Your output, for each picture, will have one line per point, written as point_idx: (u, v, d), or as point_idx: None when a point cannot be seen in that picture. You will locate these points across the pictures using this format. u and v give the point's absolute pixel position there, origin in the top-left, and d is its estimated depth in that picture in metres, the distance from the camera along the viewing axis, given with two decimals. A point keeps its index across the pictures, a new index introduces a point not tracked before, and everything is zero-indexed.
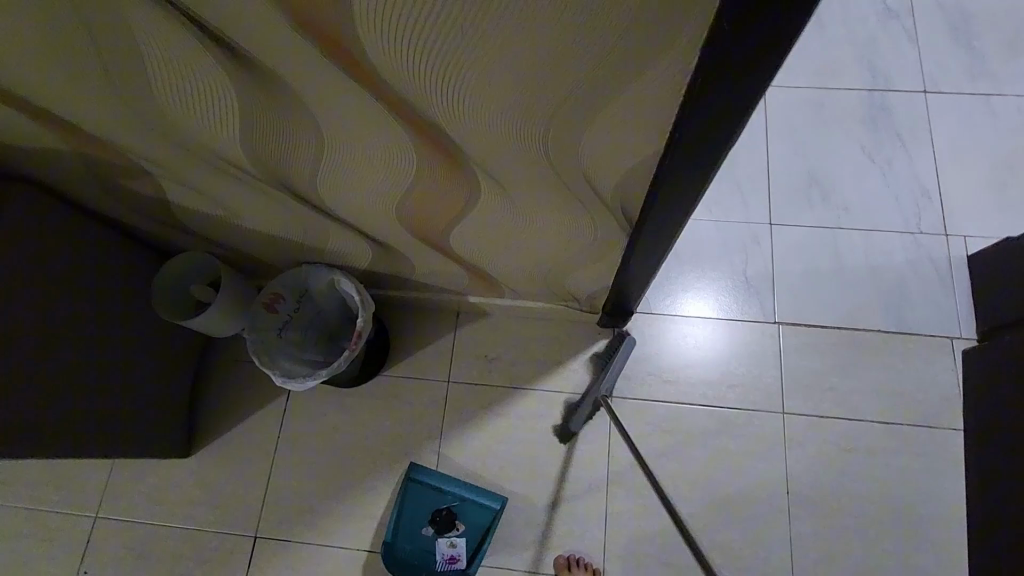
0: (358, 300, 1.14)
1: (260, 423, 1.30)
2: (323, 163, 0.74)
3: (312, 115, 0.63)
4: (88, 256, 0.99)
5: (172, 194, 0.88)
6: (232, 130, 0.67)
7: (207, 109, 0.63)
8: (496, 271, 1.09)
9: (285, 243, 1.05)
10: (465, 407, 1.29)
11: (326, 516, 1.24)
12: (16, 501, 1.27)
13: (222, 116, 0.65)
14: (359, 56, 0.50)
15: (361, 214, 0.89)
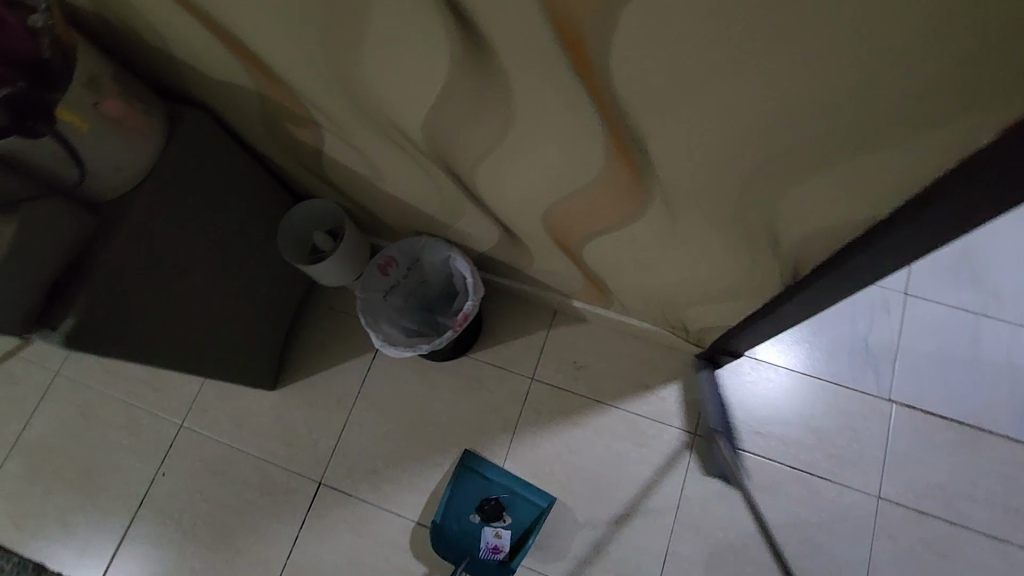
0: (468, 282, 1.13)
1: (344, 374, 1.33)
2: (495, 151, 0.72)
3: (511, 105, 0.61)
4: (236, 187, 1.02)
5: (329, 147, 0.89)
6: (423, 103, 0.66)
7: (409, 79, 0.63)
8: (616, 285, 1.05)
9: (415, 212, 1.05)
10: (543, 408, 1.27)
11: (388, 480, 1.25)
12: (117, 393, 1.37)
13: (419, 89, 0.64)
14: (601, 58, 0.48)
15: (509, 204, 0.87)
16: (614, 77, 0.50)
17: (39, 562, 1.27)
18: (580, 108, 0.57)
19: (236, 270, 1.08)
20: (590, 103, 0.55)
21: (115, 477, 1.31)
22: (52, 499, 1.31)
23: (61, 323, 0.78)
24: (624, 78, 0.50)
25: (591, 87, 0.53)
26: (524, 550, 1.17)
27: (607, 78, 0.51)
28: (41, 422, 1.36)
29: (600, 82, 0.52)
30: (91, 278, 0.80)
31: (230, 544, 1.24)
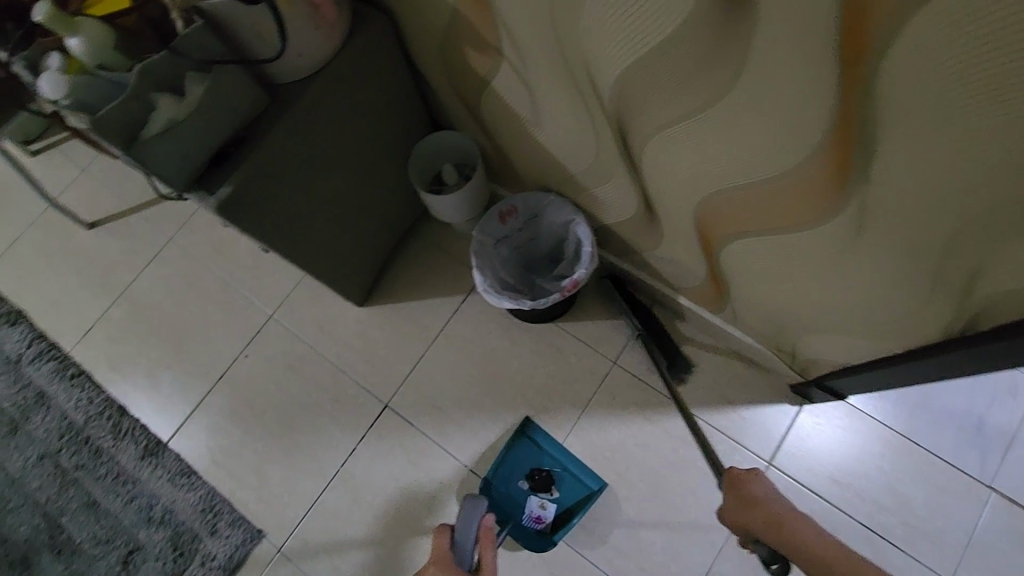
0: (584, 251, 1.11)
1: (432, 309, 1.34)
2: (687, 118, 0.69)
3: (739, 69, 0.58)
4: (391, 101, 1.03)
5: (498, 78, 0.88)
6: (635, 53, 0.64)
7: (633, 22, 0.61)
8: (741, 292, 1.00)
9: (554, 166, 1.02)
10: (619, 394, 1.25)
11: (451, 420, 1.27)
12: (220, 270, 1.43)
13: (639, 36, 0.62)
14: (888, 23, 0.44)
15: (667, 179, 0.83)
16: (893, 51, 0.46)
17: (122, 404, 1.35)
18: (822, 84, 0.53)
19: (369, 182, 1.10)
20: (836, 80, 0.52)
21: (202, 347, 1.38)
22: (144, 352, 1.40)
23: (218, 191, 0.82)
24: (904, 54, 0.46)
25: (852, 62, 0.49)
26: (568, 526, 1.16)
27: (882, 51, 0.47)
28: (149, 279, 1.45)
29: (870, 56, 0.48)
30: (252, 154, 0.83)
31: (292, 438, 1.30)
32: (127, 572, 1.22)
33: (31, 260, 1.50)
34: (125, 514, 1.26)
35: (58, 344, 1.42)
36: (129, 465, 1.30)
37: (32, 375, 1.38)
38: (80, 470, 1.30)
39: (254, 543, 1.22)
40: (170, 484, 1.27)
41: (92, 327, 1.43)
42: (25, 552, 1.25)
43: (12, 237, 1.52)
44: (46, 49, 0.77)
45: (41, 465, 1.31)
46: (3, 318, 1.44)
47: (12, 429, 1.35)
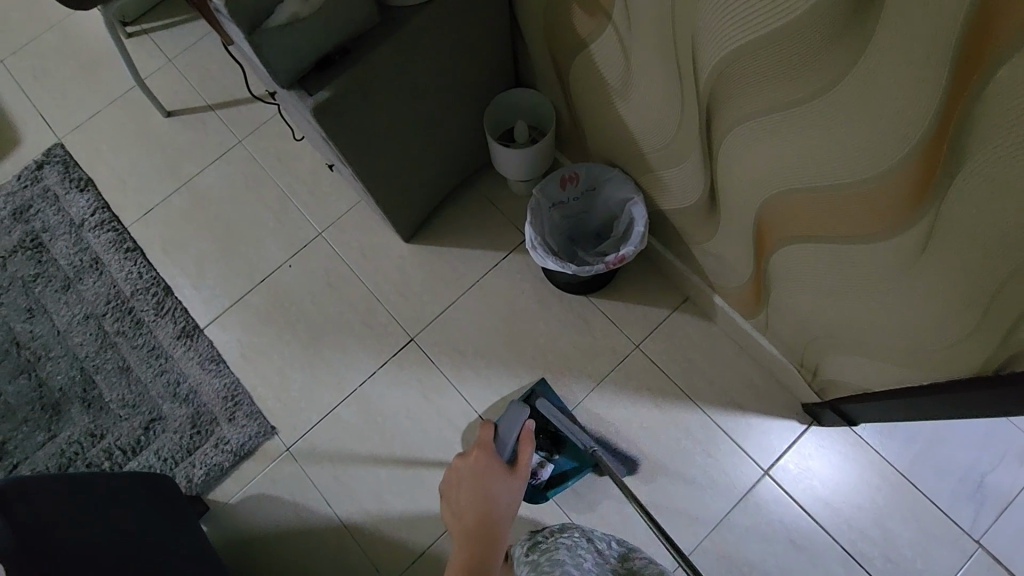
0: (635, 230, 1.13)
1: (474, 258, 1.38)
2: (783, 109, 0.71)
3: (854, 64, 0.60)
4: (487, 47, 1.06)
5: (598, 42, 0.90)
6: (746, 37, 0.67)
7: (754, 6, 0.64)
8: (781, 298, 1.02)
9: (627, 141, 1.05)
10: (637, 377, 1.28)
11: (471, 367, 1.31)
12: (280, 180, 1.48)
13: (756, 20, 0.65)
14: (1007, 44, 0.47)
15: (741, 170, 0.85)
16: (1006, 71, 0.49)
17: (168, 285, 1.42)
18: (932, 91, 0.55)
19: (446, 121, 1.13)
20: (946, 89, 0.54)
21: (249, 248, 1.44)
22: (194, 241, 1.45)
23: (316, 94, 0.86)
24: (1015, 75, 0.48)
25: (968, 73, 0.51)
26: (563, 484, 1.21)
27: (996, 68, 0.49)
28: (212, 175, 1.51)
29: (984, 72, 0.50)
30: (355, 65, 0.87)
31: (317, 350, 1.35)
32: (146, 437, 1.30)
33: (107, 135, 1.57)
34: (154, 386, 1.34)
35: (119, 217, 1.49)
36: (165, 342, 1.37)
37: (92, 241, 1.46)
38: (120, 336, 1.38)
39: (266, 437, 1.28)
40: (199, 368, 1.34)
41: (153, 209, 1.49)
42: (58, 399, 1.34)
43: (94, 110, 1.59)
44: None
45: (85, 324, 1.39)
46: (74, 183, 1.51)
47: (66, 285, 1.43)
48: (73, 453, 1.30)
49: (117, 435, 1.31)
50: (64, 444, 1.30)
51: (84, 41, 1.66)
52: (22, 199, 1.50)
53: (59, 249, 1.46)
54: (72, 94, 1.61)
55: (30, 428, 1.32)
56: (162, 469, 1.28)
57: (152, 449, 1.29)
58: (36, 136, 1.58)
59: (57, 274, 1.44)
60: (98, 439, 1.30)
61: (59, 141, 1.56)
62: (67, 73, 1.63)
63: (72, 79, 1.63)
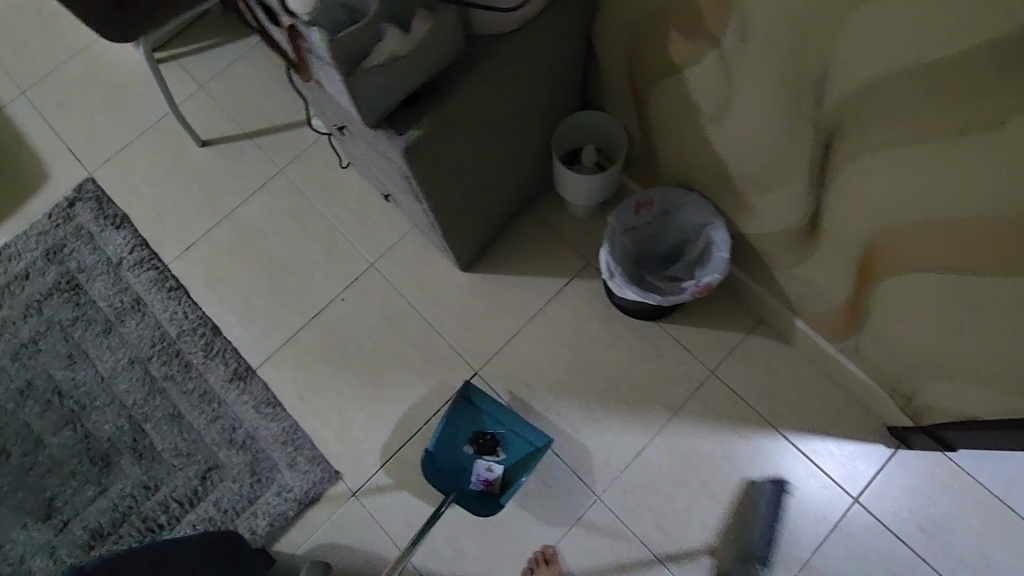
0: (718, 255, 1.08)
1: (535, 286, 1.33)
2: (926, 140, 0.67)
3: None
4: (563, 74, 1.01)
5: (697, 68, 0.85)
6: (897, 65, 0.63)
7: (917, 34, 0.59)
8: (882, 326, 0.98)
9: (712, 167, 1.00)
10: (714, 405, 1.24)
11: (541, 400, 1.26)
12: (325, 210, 1.43)
13: (916, 49, 0.60)
14: None
15: (858, 199, 0.80)
16: None
17: (216, 325, 1.36)
18: None
19: (516, 150, 1.08)
20: None
21: (299, 283, 1.38)
22: (241, 276, 1.39)
23: (406, 133, 0.81)
24: None
25: None
26: (514, 487, 1.17)
27: None
28: (254, 207, 1.45)
29: None
30: (443, 102, 0.82)
31: (377, 389, 1.29)
32: (204, 488, 1.24)
33: (140, 168, 1.50)
34: (208, 433, 1.28)
35: (159, 254, 1.42)
36: (217, 386, 1.31)
37: (132, 280, 1.40)
38: (169, 381, 1.32)
39: (330, 483, 1.23)
40: (255, 412, 1.28)
41: (194, 244, 1.43)
42: (107, 450, 1.28)
43: (125, 141, 1.52)
44: None
45: (130, 370, 1.33)
46: (109, 220, 1.44)
47: (107, 329, 1.36)
48: (127, 507, 1.24)
49: (173, 486, 1.25)
50: (117, 498, 1.24)
51: (108, 69, 1.59)
52: (54, 238, 1.43)
53: (97, 290, 1.39)
54: (100, 125, 1.54)
55: (80, 482, 1.26)
56: (223, 521, 1.22)
57: (210, 499, 1.23)
58: (65, 172, 1.50)
59: (97, 317, 1.37)
60: (153, 491, 1.24)
61: (90, 176, 1.49)
62: (94, 103, 1.56)
63: (99, 109, 1.55)
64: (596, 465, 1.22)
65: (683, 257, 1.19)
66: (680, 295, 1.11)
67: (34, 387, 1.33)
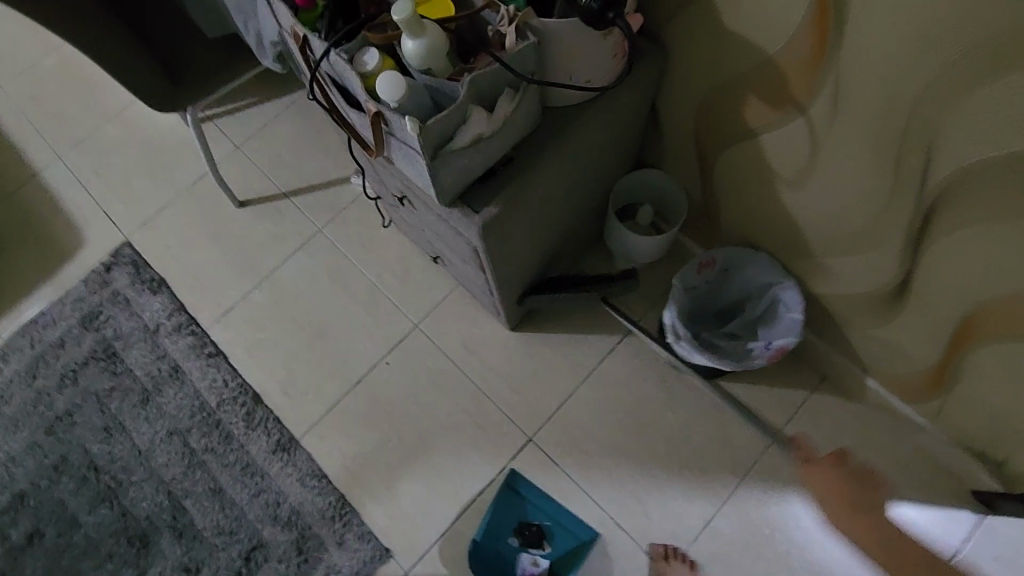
0: (788, 317, 1.04)
1: (588, 344, 1.29)
2: None
3: None
4: (626, 136, 0.99)
5: (777, 133, 0.83)
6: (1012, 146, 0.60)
7: None
8: (974, 391, 0.93)
9: (785, 226, 0.97)
10: (783, 468, 1.18)
11: (599, 467, 1.21)
12: (366, 269, 1.39)
13: None
14: None
15: (959, 269, 0.77)
16: None
17: (256, 392, 1.31)
18: None
19: (576, 211, 1.05)
20: None
21: (341, 346, 1.34)
22: (281, 340, 1.35)
23: (482, 210, 0.78)
24: None
25: None
26: None
27: None
28: (293, 267, 1.41)
29: None
30: (518, 177, 0.80)
31: (426, 457, 1.24)
32: (248, 569, 1.18)
33: (176, 230, 1.48)
34: (251, 508, 1.22)
35: (197, 318, 1.39)
36: (259, 457, 1.25)
37: (169, 347, 1.36)
38: (209, 453, 1.27)
39: (381, 561, 1.17)
40: (300, 485, 1.23)
41: (232, 307, 1.39)
42: (146, 529, 1.22)
43: (162, 203, 1.51)
44: (365, 43, 0.68)
45: (169, 442, 1.28)
46: (146, 285, 1.42)
47: (144, 398, 1.32)
48: None
49: (215, 567, 1.18)
50: None
51: (143, 131, 1.58)
52: (90, 305, 1.40)
53: (134, 358, 1.36)
54: (136, 188, 1.53)
55: (118, 564, 1.20)
56: None
57: None
58: (101, 236, 1.48)
59: (134, 387, 1.33)
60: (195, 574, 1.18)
61: (126, 240, 1.47)
62: (130, 166, 1.55)
63: (135, 172, 1.54)
64: (662, 537, 1.16)
65: (740, 314, 1.14)
66: (747, 357, 1.07)
67: (69, 463, 1.28)
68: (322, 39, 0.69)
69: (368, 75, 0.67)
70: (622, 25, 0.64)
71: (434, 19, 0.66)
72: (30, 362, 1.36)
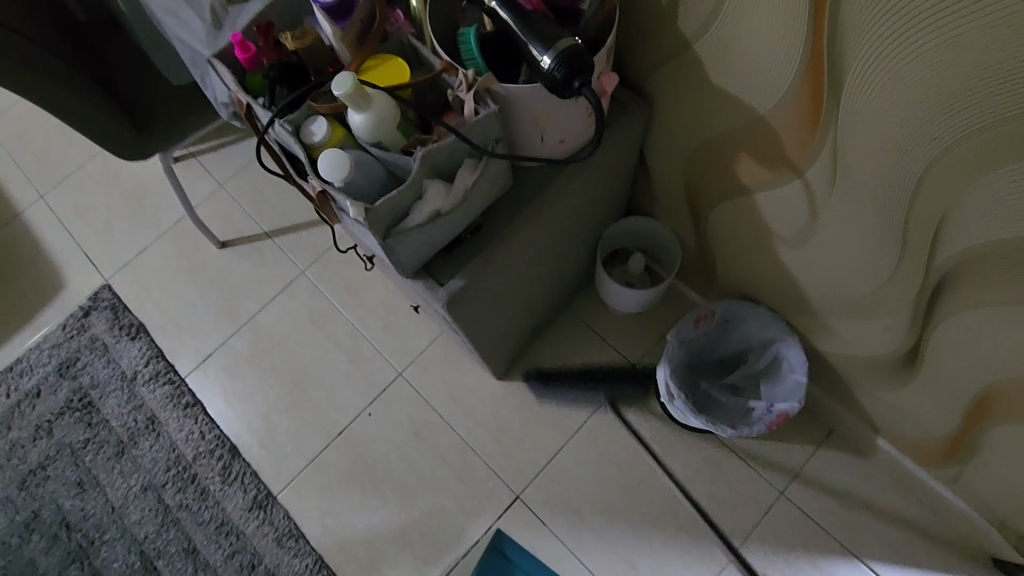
0: (794, 377, 0.97)
1: (579, 395, 1.21)
2: None
3: None
4: (612, 187, 0.92)
5: (772, 193, 0.76)
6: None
7: None
8: (996, 465, 0.84)
9: (785, 284, 0.90)
10: (788, 533, 1.09)
11: (590, 529, 1.14)
12: (349, 313, 1.34)
13: None
14: None
15: (975, 346, 0.69)
16: None
17: (234, 445, 1.26)
18: None
19: (562, 264, 0.99)
20: None
21: (321, 397, 1.28)
22: (260, 389, 1.30)
23: (448, 283, 0.72)
24: None
25: None
26: None
27: None
28: (273, 312, 1.36)
29: None
30: (488, 246, 0.73)
31: (407, 517, 1.18)
32: None
33: (156, 272, 1.43)
34: (225, 570, 1.17)
35: (175, 366, 1.34)
36: (235, 515, 1.21)
37: (146, 397, 1.31)
38: (184, 510, 1.23)
39: None
40: (276, 546, 1.18)
41: (211, 354, 1.35)
42: None
43: (142, 244, 1.46)
44: (313, 112, 0.63)
45: (143, 497, 1.24)
46: (124, 330, 1.37)
47: (120, 451, 1.28)
48: None
49: None
50: None
51: (125, 169, 1.54)
52: (67, 352, 1.36)
53: (110, 408, 1.31)
54: (117, 228, 1.49)
55: None
56: None
57: None
58: (81, 279, 1.44)
59: (109, 439, 1.29)
60: None
61: (106, 283, 1.43)
62: (110, 205, 1.51)
63: (116, 211, 1.50)
64: None
65: (741, 365, 1.07)
66: (746, 418, 0.99)
67: (41, 520, 1.24)
68: (268, 108, 0.64)
69: (314, 146, 0.62)
70: (589, 94, 0.58)
71: (382, 88, 0.61)
72: (5, 412, 1.32)
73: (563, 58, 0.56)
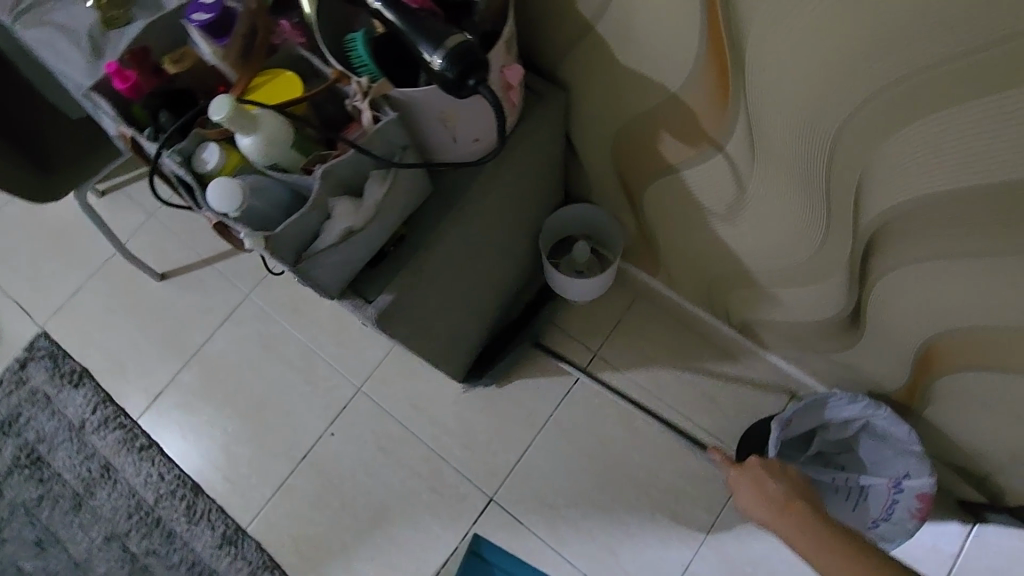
0: (896, 447, 0.93)
1: (543, 389, 1.20)
2: (979, 255, 0.57)
3: None
4: (544, 179, 0.90)
5: (698, 170, 0.74)
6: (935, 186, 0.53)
7: (953, 160, 0.50)
8: (945, 412, 0.86)
9: (727, 259, 0.89)
10: None
11: (567, 521, 1.13)
12: (301, 333, 1.30)
13: (953, 176, 0.51)
14: None
15: (909, 301, 0.70)
16: None
17: (196, 482, 1.22)
18: None
19: (505, 261, 0.96)
20: None
21: (281, 422, 1.24)
22: (216, 422, 1.26)
23: (377, 299, 0.69)
24: None
25: None
26: None
27: None
28: (222, 341, 1.31)
29: None
30: (415, 256, 0.71)
31: (382, 534, 1.16)
32: None
33: (94, 315, 1.36)
34: None
35: (125, 409, 1.29)
36: (205, 554, 1.17)
37: (97, 444, 1.26)
38: (152, 556, 1.19)
39: None
40: None
41: (162, 392, 1.29)
42: None
43: (75, 286, 1.39)
44: (203, 139, 0.59)
45: (107, 548, 1.20)
46: (66, 378, 1.31)
47: (76, 504, 1.23)
48: None
49: None
50: None
51: (47, 209, 1.45)
52: (8, 408, 1.30)
53: (60, 461, 1.26)
54: (46, 273, 1.41)
55: None
56: None
57: None
58: (14, 330, 1.37)
59: (64, 492, 1.24)
60: None
61: (41, 331, 1.36)
62: (36, 249, 1.43)
63: (43, 255, 1.42)
64: None
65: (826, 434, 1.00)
66: (865, 495, 0.97)
67: None
68: (154, 138, 0.60)
69: (208, 174, 0.58)
70: (487, 91, 0.55)
71: (272, 106, 0.57)
72: None
73: (455, 55, 0.53)
